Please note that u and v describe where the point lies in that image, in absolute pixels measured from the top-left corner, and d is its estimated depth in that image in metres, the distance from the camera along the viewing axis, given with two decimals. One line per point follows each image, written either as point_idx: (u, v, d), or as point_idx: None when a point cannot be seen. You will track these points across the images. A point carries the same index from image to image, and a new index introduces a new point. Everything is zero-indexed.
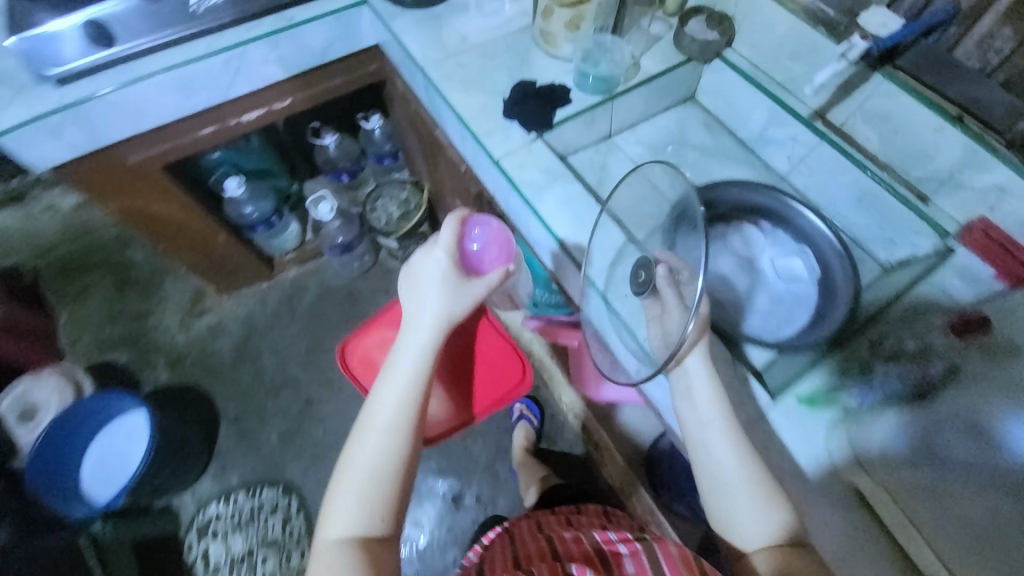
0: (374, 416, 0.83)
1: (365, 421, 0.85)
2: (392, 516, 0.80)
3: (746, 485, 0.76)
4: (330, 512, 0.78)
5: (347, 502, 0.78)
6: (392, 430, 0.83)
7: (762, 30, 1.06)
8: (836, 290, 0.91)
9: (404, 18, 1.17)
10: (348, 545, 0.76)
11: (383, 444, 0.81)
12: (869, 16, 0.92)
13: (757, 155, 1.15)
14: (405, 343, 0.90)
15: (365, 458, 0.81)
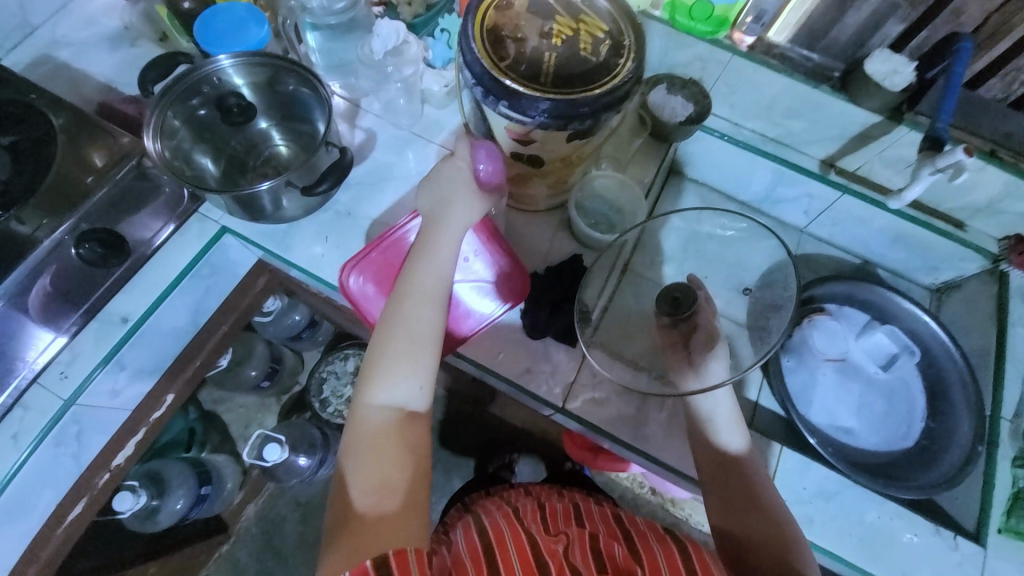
0: (412, 309, 0.63)
1: (409, 286, 0.64)
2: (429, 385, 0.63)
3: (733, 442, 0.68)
4: (373, 379, 0.61)
5: (397, 363, 0.61)
6: (437, 305, 0.64)
7: (743, 90, 0.89)
8: (941, 362, 0.85)
9: (307, 234, 0.80)
10: (385, 431, 0.59)
11: (428, 319, 0.63)
12: (873, 62, 0.80)
13: (766, 214, 1.02)
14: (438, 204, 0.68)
15: (420, 328, 0.63)
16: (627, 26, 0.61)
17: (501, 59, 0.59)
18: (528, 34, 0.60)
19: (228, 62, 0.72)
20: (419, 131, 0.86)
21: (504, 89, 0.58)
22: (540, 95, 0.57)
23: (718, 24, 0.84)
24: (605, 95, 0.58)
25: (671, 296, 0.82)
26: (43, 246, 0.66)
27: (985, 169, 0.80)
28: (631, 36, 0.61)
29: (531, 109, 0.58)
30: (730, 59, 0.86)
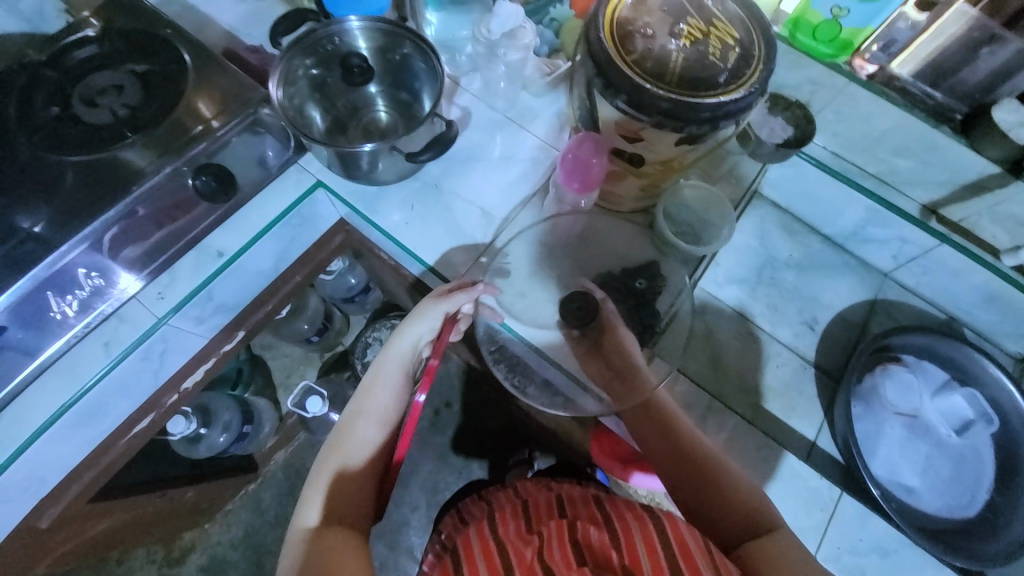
0: (345, 435, 0.69)
1: (353, 413, 0.70)
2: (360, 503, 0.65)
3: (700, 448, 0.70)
4: (309, 501, 0.65)
5: (325, 489, 0.65)
6: (381, 429, 0.70)
7: (853, 120, 0.85)
8: (1021, 436, 0.80)
9: (394, 200, 0.82)
10: (326, 543, 0.61)
11: (372, 444, 0.69)
12: (1004, 109, 0.76)
13: (848, 252, 0.98)
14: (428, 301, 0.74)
15: (351, 457, 0.67)
16: (759, 36, 0.61)
17: (630, 53, 0.59)
18: (658, 32, 0.60)
19: (356, 24, 0.75)
20: (515, 116, 0.87)
21: (630, 83, 0.58)
22: (663, 95, 0.57)
23: (840, 47, 0.82)
24: (733, 101, 0.58)
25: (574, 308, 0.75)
26: (164, 172, 0.70)
27: None
28: (762, 47, 0.60)
29: (654, 108, 0.58)
30: (846, 85, 0.83)
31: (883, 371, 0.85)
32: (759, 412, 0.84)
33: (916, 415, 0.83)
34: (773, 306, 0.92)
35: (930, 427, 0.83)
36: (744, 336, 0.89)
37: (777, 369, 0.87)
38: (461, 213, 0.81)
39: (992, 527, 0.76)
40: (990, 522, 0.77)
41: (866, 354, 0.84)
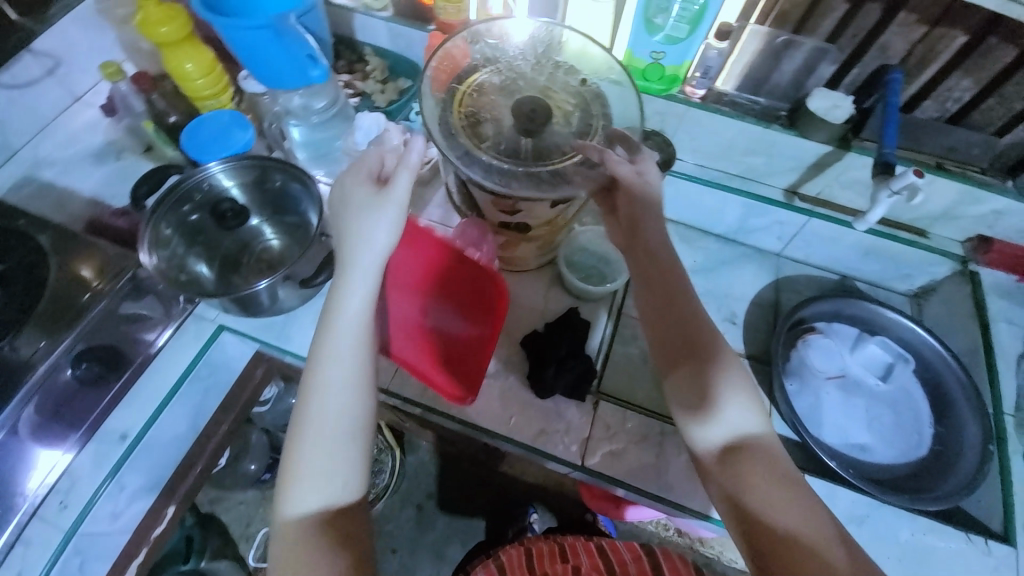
0: (325, 390, 0.58)
1: (321, 370, 0.59)
2: (352, 465, 0.57)
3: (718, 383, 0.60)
4: (288, 487, 0.56)
5: (311, 468, 0.56)
6: (355, 388, 0.59)
7: (702, 136, 0.96)
8: (935, 366, 0.87)
9: (304, 323, 0.80)
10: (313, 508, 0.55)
11: (344, 403, 0.58)
12: (816, 100, 0.87)
13: (742, 243, 1.06)
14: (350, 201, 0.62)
15: (331, 422, 0.57)
16: (596, 98, 0.71)
17: (495, 151, 0.66)
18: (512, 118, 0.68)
19: (218, 168, 0.75)
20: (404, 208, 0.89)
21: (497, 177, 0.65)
22: None
23: (670, 82, 0.91)
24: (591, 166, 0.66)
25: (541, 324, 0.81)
26: (60, 347, 0.74)
27: (937, 181, 0.86)
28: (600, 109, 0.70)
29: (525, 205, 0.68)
30: (685, 111, 0.93)
31: (802, 340, 0.92)
32: None
33: (846, 374, 0.90)
34: None
35: (861, 382, 0.89)
36: None
37: None
38: None
39: (945, 459, 0.81)
40: (942, 455, 0.82)
41: (782, 333, 0.90)
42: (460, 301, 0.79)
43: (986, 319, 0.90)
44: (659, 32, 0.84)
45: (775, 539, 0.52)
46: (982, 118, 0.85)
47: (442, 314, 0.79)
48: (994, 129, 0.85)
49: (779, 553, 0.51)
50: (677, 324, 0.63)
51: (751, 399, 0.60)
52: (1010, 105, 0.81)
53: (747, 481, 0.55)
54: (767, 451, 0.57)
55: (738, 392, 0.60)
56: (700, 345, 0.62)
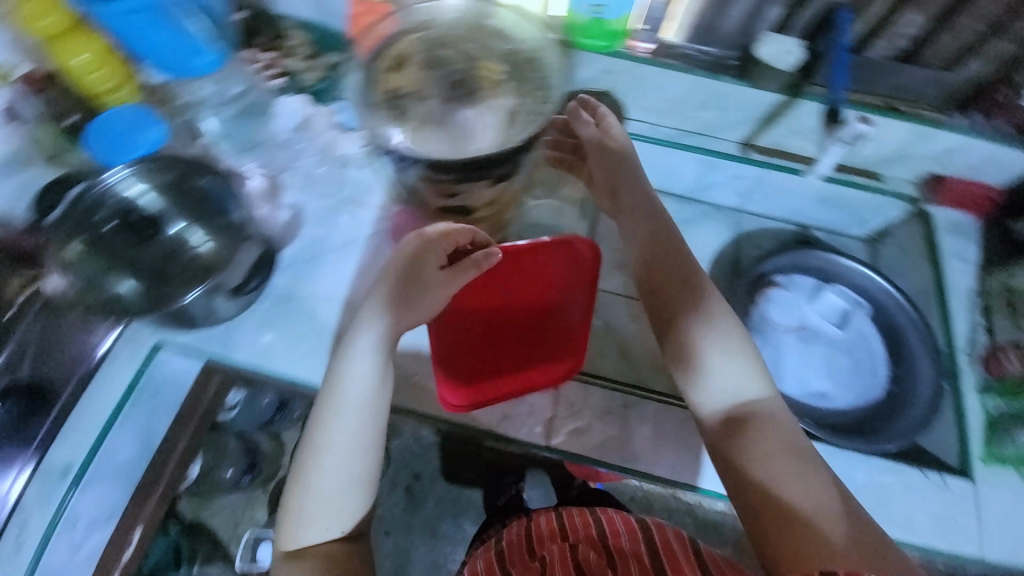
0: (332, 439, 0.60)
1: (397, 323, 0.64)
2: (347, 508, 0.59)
3: (718, 355, 0.65)
4: (291, 525, 0.58)
5: (311, 516, 0.58)
6: (364, 450, 0.60)
7: (651, 92, 0.91)
8: (891, 310, 0.88)
9: (246, 332, 0.76)
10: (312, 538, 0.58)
11: (353, 462, 0.59)
12: (766, 46, 0.83)
13: (701, 201, 1.04)
14: (410, 260, 0.64)
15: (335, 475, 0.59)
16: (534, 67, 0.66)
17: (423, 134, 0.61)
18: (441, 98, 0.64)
19: (122, 173, 0.69)
20: (347, 197, 0.85)
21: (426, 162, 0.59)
22: None
23: (613, 37, 0.85)
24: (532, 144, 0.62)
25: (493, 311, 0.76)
26: None
27: (889, 122, 0.84)
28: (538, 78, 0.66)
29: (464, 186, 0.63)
30: (634, 67, 0.88)
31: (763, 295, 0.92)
32: None
33: (806, 325, 0.91)
34: None
35: (820, 331, 0.91)
36: None
37: None
38: (325, 316, 0.78)
39: (904, 400, 0.82)
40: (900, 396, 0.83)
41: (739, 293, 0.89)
42: (502, 334, 0.76)
43: (940, 260, 0.90)
44: None
45: (778, 511, 0.55)
46: (937, 54, 0.80)
47: (485, 350, 0.76)
48: (947, 66, 0.81)
49: (775, 522, 0.55)
50: (679, 295, 0.69)
51: (754, 376, 0.64)
52: (961, 36, 0.77)
53: (746, 456, 0.59)
54: (767, 430, 0.60)
55: (738, 364, 0.64)
56: (700, 333, 0.66)
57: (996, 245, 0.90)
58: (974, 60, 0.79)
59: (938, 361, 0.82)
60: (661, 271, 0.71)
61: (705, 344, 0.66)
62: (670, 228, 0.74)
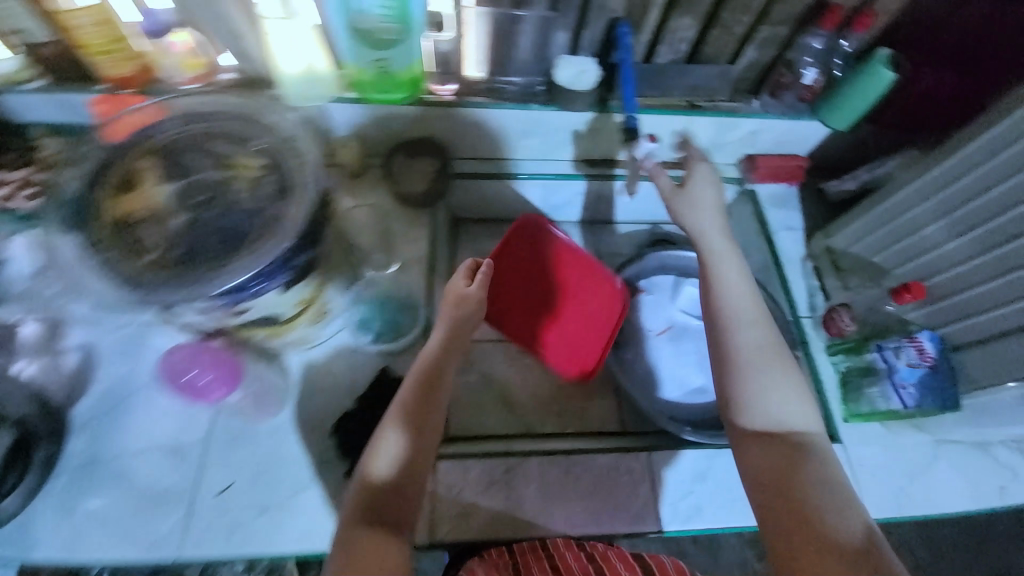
0: (382, 456, 0.56)
1: (421, 397, 0.60)
2: (405, 496, 0.54)
3: (772, 360, 0.62)
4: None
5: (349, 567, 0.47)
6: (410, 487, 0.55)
7: (469, 132, 0.88)
8: None
9: (46, 520, 0.63)
10: (372, 537, 0.50)
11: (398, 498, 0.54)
12: (562, 69, 0.82)
13: (558, 221, 1.06)
14: (456, 335, 0.65)
15: (387, 489, 0.54)
16: (289, 144, 0.57)
17: (186, 263, 0.51)
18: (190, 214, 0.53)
19: None
20: (147, 318, 0.74)
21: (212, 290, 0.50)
22: None
23: (410, 86, 0.80)
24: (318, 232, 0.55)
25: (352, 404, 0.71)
26: None
27: (694, 121, 0.87)
28: (298, 153, 0.56)
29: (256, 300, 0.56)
30: (444, 113, 0.84)
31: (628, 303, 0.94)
32: (567, 414, 0.85)
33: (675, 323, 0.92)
34: None
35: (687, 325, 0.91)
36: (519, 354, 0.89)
37: None
38: (146, 471, 0.66)
39: None
40: None
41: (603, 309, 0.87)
42: (586, 282, 0.85)
43: (776, 232, 0.93)
44: (368, 40, 0.73)
45: (798, 531, 0.51)
46: (716, 46, 0.83)
47: (586, 321, 0.84)
48: (727, 56, 0.85)
49: (795, 543, 0.51)
50: (726, 291, 0.67)
51: (806, 404, 0.60)
52: (732, 31, 0.80)
53: (762, 477, 0.56)
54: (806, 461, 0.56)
55: (785, 376, 0.61)
56: (762, 339, 0.63)
57: (816, 207, 0.95)
58: (750, 49, 0.83)
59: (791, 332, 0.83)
60: (716, 259, 0.70)
61: (757, 348, 0.63)
62: (733, 255, 0.70)
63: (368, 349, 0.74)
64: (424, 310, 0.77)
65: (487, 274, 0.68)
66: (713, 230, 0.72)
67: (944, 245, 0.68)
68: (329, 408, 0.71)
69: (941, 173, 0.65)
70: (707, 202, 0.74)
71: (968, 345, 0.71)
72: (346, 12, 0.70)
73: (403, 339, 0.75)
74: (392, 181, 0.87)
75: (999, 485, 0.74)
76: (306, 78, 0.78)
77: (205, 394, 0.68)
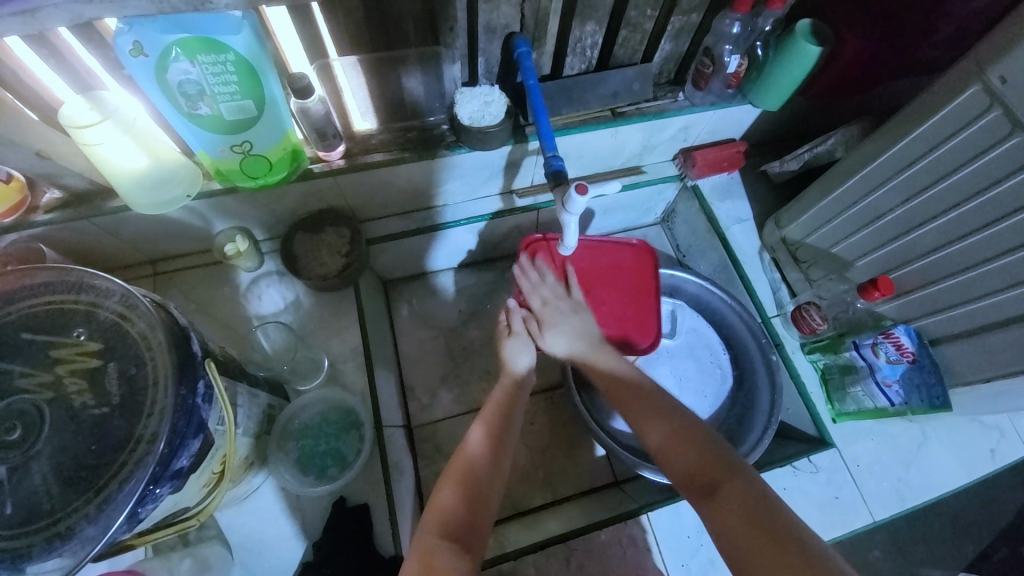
0: (449, 492, 0.53)
1: (473, 469, 0.55)
2: (469, 533, 0.50)
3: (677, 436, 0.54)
4: None
5: None
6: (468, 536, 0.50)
7: (378, 192, 0.76)
8: (705, 297, 0.85)
9: None
10: (438, 554, 0.47)
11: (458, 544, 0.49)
12: (462, 107, 0.69)
13: (497, 255, 0.97)
14: (474, 464, 0.55)
15: (455, 526, 0.50)
16: (131, 314, 0.41)
17: (31, 526, 0.36)
18: (11, 458, 0.37)
19: None
20: None
21: (80, 552, 0.36)
22: (43, 557, 0.36)
23: (291, 159, 0.66)
24: (204, 413, 0.42)
25: (312, 552, 0.61)
26: None
27: (620, 130, 0.78)
28: (147, 323, 0.41)
29: (149, 518, 0.43)
30: (336, 181, 0.71)
31: None
32: (555, 475, 0.79)
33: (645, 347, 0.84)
34: None
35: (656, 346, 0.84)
36: None
37: (534, 427, 0.82)
38: None
39: (749, 387, 0.80)
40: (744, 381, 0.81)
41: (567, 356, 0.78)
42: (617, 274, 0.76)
43: (728, 228, 0.87)
44: (219, 123, 0.58)
45: (764, 564, 0.41)
46: (629, 46, 0.74)
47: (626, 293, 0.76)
48: (641, 54, 0.76)
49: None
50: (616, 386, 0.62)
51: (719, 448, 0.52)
52: (643, 28, 0.71)
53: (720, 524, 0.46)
54: (755, 488, 0.47)
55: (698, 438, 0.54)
56: (665, 418, 0.56)
57: (760, 192, 0.90)
58: (664, 42, 0.75)
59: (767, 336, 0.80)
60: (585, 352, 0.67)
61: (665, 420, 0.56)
62: (606, 353, 0.66)
63: (316, 481, 0.64)
64: (369, 416, 0.68)
65: (494, 407, 0.62)
66: (586, 334, 0.67)
67: (909, 231, 0.64)
68: (284, 563, 0.61)
69: (899, 154, 0.60)
70: (580, 325, 0.67)
71: (947, 338, 0.68)
72: (177, 95, 0.54)
73: (355, 456, 0.66)
74: (295, 269, 0.74)
75: (988, 449, 0.75)
76: (152, 177, 0.62)
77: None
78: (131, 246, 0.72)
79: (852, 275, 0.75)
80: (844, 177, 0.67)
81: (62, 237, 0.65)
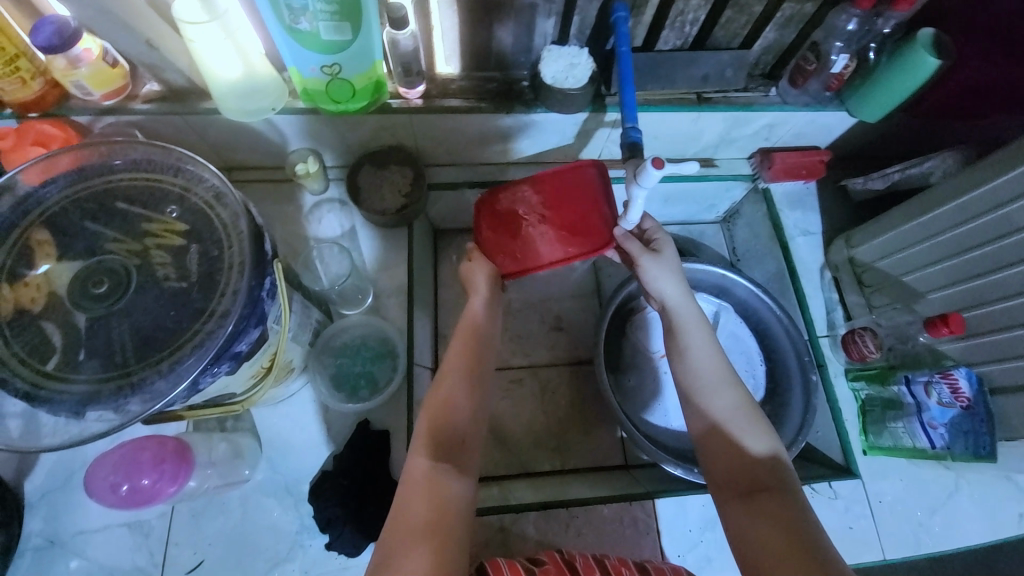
0: (449, 386, 0.55)
1: (469, 356, 0.57)
2: (466, 431, 0.52)
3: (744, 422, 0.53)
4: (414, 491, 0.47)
5: (426, 496, 0.47)
6: (472, 426, 0.53)
7: (446, 137, 0.76)
8: (753, 304, 0.82)
9: None
10: (445, 439, 0.51)
11: (467, 431, 0.53)
12: (548, 65, 0.68)
13: None
14: (472, 351, 0.58)
15: (454, 418, 0.53)
16: (217, 203, 0.44)
17: (105, 376, 0.40)
18: (94, 310, 0.40)
19: None
20: None
21: (141, 407, 0.39)
22: (114, 402, 0.39)
23: (372, 91, 0.68)
24: (267, 307, 0.45)
25: (331, 464, 0.65)
26: None
27: (702, 116, 0.75)
28: (230, 213, 0.44)
29: (202, 393, 0.46)
30: (411, 119, 0.72)
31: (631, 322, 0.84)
32: (567, 447, 0.80)
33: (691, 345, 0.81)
34: (515, 333, 0.86)
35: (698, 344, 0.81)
36: (510, 382, 0.83)
37: (554, 396, 0.83)
38: (104, 549, 0.61)
39: (778, 402, 0.78)
40: (775, 395, 0.79)
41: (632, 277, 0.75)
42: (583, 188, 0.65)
43: (793, 237, 0.84)
44: (315, 42, 0.59)
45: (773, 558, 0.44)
46: (730, 30, 0.71)
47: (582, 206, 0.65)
48: (741, 40, 0.72)
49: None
50: (695, 363, 0.56)
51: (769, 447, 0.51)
52: (749, 11, 0.67)
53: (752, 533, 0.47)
54: (795, 507, 0.47)
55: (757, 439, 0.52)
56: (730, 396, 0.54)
57: (833, 207, 0.85)
58: (769, 31, 0.71)
59: (814, 354, 0.78)
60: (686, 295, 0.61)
61: (727, 416, 0.53)
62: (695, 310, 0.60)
63: (344, 401, 0.67)
64: (402, 351, 0.70)
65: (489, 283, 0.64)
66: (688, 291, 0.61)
67: (996, 271, 0.60)
68: (303, 467, 0.66)
69: (1001, 188, 0.56)
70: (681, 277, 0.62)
71: (1011, 392, 0.64)
72: (281, 10, 0.56)
73: (382, 385, 0.69)
74: (357, 199, 0.76)
75: (1022, 514, 0.71)
76: (245, 86, 0.65)
77: (155, 494, 0.55)
78: (211, 149, 0.75)
79: (920, 308, 0.71)
80: (932, 204, 0.63)
81: (150, 128, 0.69)
